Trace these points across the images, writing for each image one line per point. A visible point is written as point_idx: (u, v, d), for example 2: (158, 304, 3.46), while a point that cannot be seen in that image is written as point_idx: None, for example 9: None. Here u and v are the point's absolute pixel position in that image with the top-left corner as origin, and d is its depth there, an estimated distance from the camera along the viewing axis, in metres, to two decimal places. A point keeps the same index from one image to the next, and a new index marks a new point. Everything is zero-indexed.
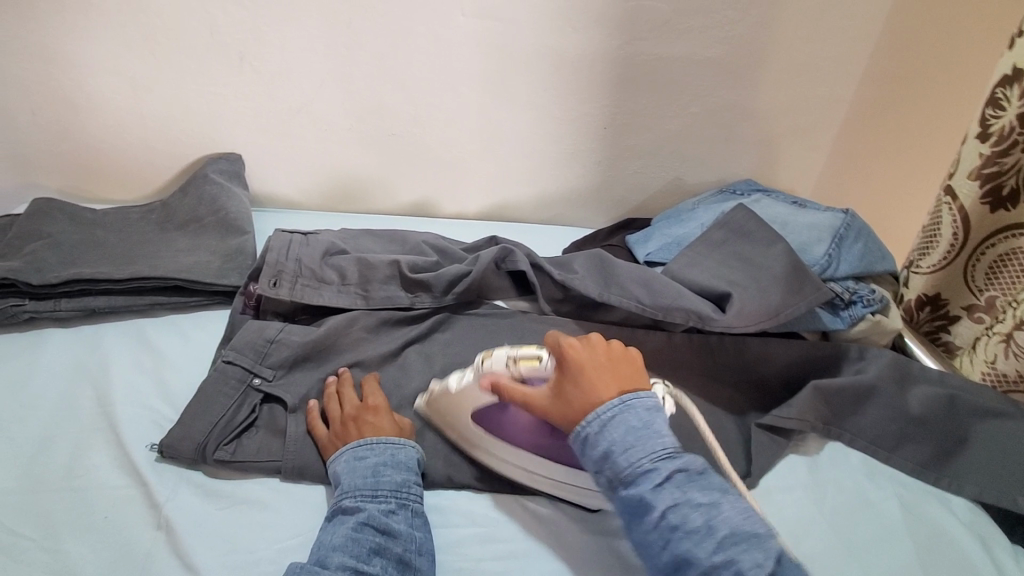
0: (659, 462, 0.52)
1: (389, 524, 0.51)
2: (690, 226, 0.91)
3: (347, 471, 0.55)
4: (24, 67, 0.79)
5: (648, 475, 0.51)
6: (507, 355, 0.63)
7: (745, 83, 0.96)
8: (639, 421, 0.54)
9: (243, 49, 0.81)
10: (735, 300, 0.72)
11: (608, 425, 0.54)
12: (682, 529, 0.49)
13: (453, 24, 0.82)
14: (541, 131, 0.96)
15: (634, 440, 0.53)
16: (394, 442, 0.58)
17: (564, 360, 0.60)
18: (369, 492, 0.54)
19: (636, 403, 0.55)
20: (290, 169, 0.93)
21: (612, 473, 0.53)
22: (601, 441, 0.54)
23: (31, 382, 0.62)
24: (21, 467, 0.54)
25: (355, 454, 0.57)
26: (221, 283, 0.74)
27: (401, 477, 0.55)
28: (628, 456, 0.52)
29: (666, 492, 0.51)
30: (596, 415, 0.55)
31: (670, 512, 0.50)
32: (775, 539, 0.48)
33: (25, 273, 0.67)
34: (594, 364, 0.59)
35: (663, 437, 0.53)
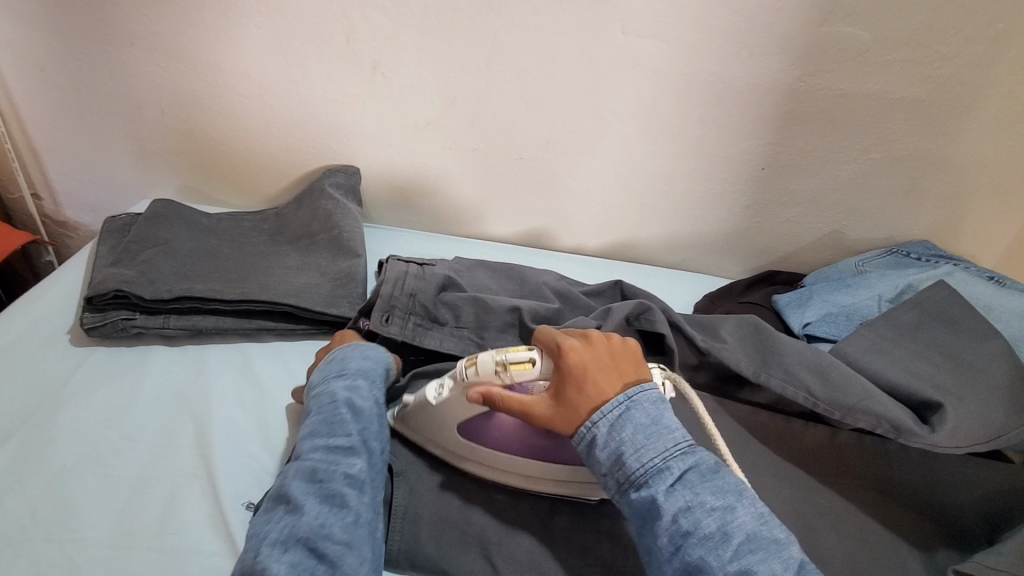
0: (672, 463, 0.46)
1: (354, 401, 0.54)
2: (862, 296, 0.77)
3: (320, 367, 0.59)
4: (160, 65, 0.77)
5: (661, 477, 0.45)
6: (494, 359, 0.53)
7: (951, 129, 0.78)
8: (649, 419, 0.48)
9: (376, 58, 0.74)
10: (950, 416, 0.57)
11: (617, 424, 0.48)
12: (695, 536, 0.43)
13: (609, 42, 0.72)
14: (685, 167, 0.83)
15: (645, 438, 0.47)
16: (364, 346, 0.62)
17: (563, 367, 0.52)
18: (336, 377, 0.57)
19: (645, 400, 0.49)
20: (407, 187, 0.87)
21: (622, 476, 0.47)
22: (610, 441, 0.48)
23: (134, 408, 0.57)
24: (114, 512, 0.49)
25: (324, 368, 0.59)
26: (330, 313, 0.68)
27: (366, 366, 0.59)
28: (639, 456, 0.46)
29: (678, 494, 0.45)
30: (602, 417, 0.49)
31: (684, 517, 0.43)
32: (796, 548, 0.43)
33: (138, 285, 0.63)
34: (597, 362, 0.52)
35: (676, 434, 0.47)
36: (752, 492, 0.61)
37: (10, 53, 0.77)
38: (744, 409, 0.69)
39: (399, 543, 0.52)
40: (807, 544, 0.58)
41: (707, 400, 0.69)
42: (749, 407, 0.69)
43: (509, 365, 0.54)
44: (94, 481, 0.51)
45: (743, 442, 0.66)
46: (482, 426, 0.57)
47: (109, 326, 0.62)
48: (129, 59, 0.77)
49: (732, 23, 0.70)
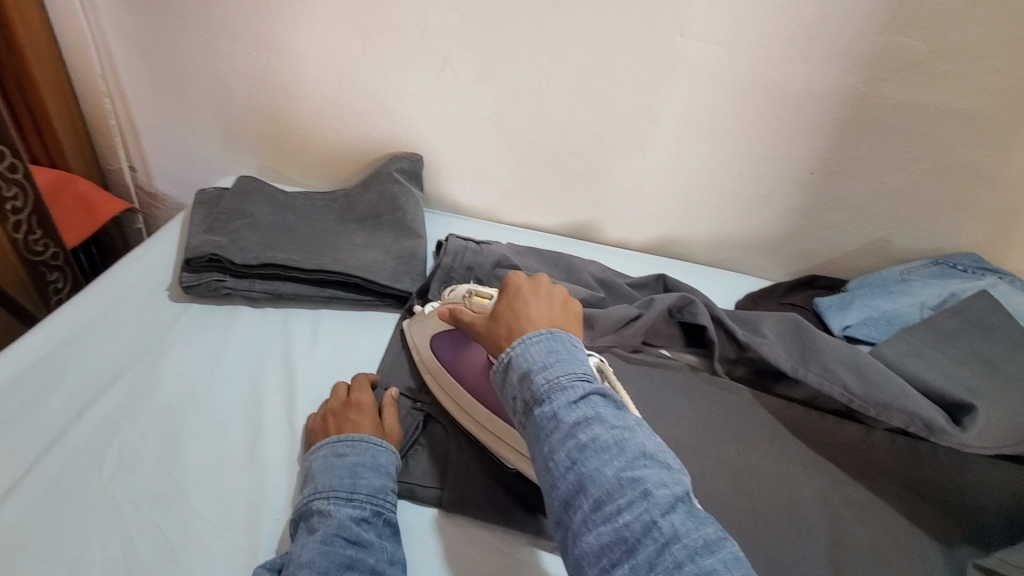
0: (576, 381, 0.47)
1: (362, 533, 0.48)
2: (904, 303, 0.78)
3: (323, 469, 0.52)
4: (251, 53, 0.85)
5: (565, 393, 0.46)
6: (465, 288, 0.62)
7: (1005, 143, 0.78)
8: (563, 347, 0.50)
9: (447, 53, 0.80)
10: (981, 416, 0.60)
11: (529, 347, 0.50)
12: (592, 447, 0.43)
13: (669, 45, 0.75)
14: (733, 168, 0.86)
15: (556, 362, 0.48)
16: (377, 443, 0.55)
17: (504, 288, 0.58)
18: (344, 495, 0.50)
19: (563, 334, 0.52)
20: (464, 176, 0.92)
21: (529, 395, 0.48)
22: (522, 361, 0.49)
23: (225, 359, 0.65)
24: (210, 444, 0.56)
25: (336, 451, 0.54)
26: (395, 287, 0.74)
27: (379, 482, 0.52)
28: (547, 374, 0.48)
29: (581, 410, 0.45)
30: (521, 340, 0.51)
31: (581, 428, 0.44)
32: (683, 476, 0.43)
33: (229, 251, 0.71)
34: (531, 291, 0.57)
35: (584, 363, 0.49)
36: (783, 477, 0.64)
37: (121, 38, 0.86)
38: (779, 402, 0.72)
39: (448, 494, 0.56)
40: (836, 530, 0.60)
41: (744, 392, 0.72)
42: (784, 401, 0.72)
43: (474, 296, 0.61)
44: (195, 416, 0.58)
45: (777, 433, 0.69)
46: (456, 355, 0.63)
47: (203, 285, 0.70)
48: (225, 47, 0.84)
49: (791, 30, 0.72)
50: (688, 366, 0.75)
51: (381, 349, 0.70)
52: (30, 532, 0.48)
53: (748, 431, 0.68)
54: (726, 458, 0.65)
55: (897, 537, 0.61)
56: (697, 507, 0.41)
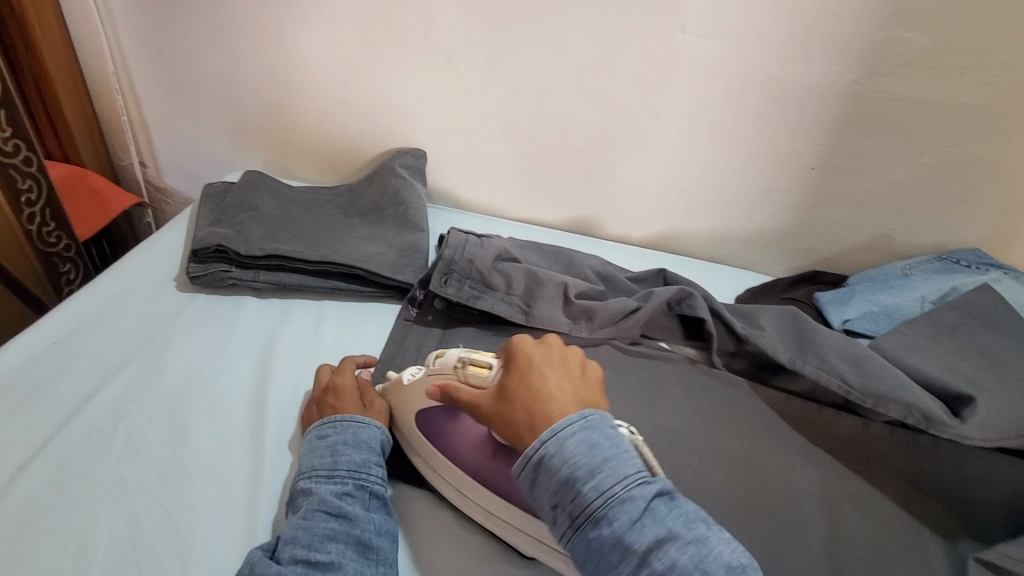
0: (631, 488, 0.45)
1: (345, 507, 0.49)
2: (904, 297, 0.78)
3: (307, 451, 0.54)
4: (259, 51, 0.86)
5: (622, 506, 0.44)
6: (458, 354, 0.58)
7: (1009, 137, 0.78)
8: (604, 440, 0.48)
9: (451, 50, 0.81)
10: (980, 409, 0.60)
11: (569, 448, 0.47)
12: (670, 574, 0.42)
13: (669, 41, 0.76)
14: (734, 163, 0.86)
15: (602, 465, 0.46)
16: (357, 420, 0.57)
17: (511, 357, 0.55)
18: (326, 472, 0.52)
19: (600, 422, 0.49)
20: (467, 171, 0.94)
21: (579, 510, 0.45)
22: (565, 468, 0.46)
23: (230, 347, 0.66)
24: (213, 428, 0.58)
25: (318, 433, 0.55)
26: (396, 278, 0.75)
27: (361, 457, 0.54)
28: (596, 484, 0.45)
29: (645, 526, 0.44)
30: (552, 433, 0.48)
31: (651, 550, 0.43)
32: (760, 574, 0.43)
33: (235, 242, 0.72)
34: (544, 359, 0.54)
35: (631, 457, 0.47)
36: (779, 468, 0.64)
37: (133, 36, 0.89)
38: (778, 395, 0.72)
39: (446, 482, 0.57)
40: (832, 521, 0.60)
41: (742, 384, 0.73)
42: (782, 394, 0.72)
43: (469, 365, 0.57)
44: (200, 401, 0.60)
45: (774, 425, 0.69)
46: (444, 424, 0.59)
47: (209, 276, 0.72)
48: (233, 44, 0.86)
49: (790, 25, 0.73)
50: (686, 358, 0.75)
51: (382, 339, 0.71)
52: (39, 507, 0.50)
53: (745, 423, 0.69)
54: (722, 449, 0.65)
55: (893, 529, 0.61)
56: None
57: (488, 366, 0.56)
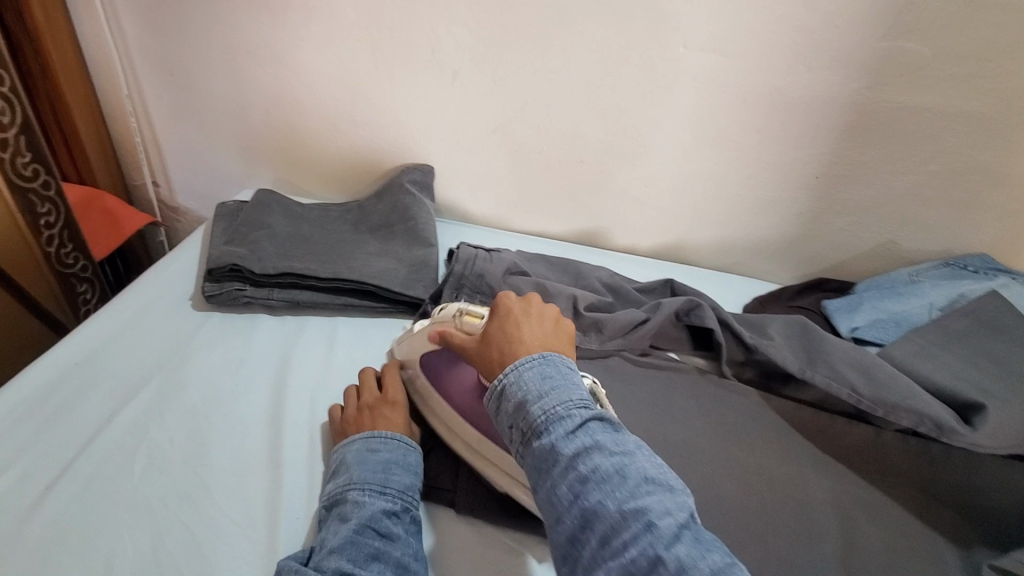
0: (573, 409, 0.47)
1: (390, 527, 0.50)
2: (913, 304, 0.79)
3: (358, 462, 0.55)
4: (269, 71, 0.88)
5: (562, 422, 0.46)
6: (456, 306, 0.63)
7: (1012, 143, 0.78)
8: (557, 373, 0.50)
9: (457, 67, 0.83)
10: (991, 416, 0.60)
11: (523, 376, 0.50)
12: (592, 478, 0.43)
13: (672, 55, 0.77)
14: (739, 173, 0.87)
15: (549, 390, 0.49)
16: (407, 443, 0.58)
17: (494, 310, 0.59)
18: (377, 487, 0.52)
19: (556, 359, 0.52)
20: (474, 185, 0.95)
21: (526, 426, 0.48)
22: (517, 391, 0.50)
23: (246, 365, 0.67)
24: (233, 447, 0.59)
25: (370, 445, 0.56)
26: (407, 294, 0.76)
27: (407, 479, 0.55)
28: (542, 404, 0.48)
29: (578, 438, 0.45)
30: (513, 367, 0.51)
31: (580, 460, 0.44)
32: (690, 498, 0.43)
33: (249, 261, 0.74)
34: (522, 311, 0.58)
35: (580, 389, 0.50)
36: (792, 478, 0.64)
37: (147, 60, 0.91)
38: (788, 403, 0.72)
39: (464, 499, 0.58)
40: (847, 531, 0.60)
41: (753, 394, 0.73)
42: (793, 403, 0.72)
43: (465, 315, 0.62)
44: (218, 419, 0.61)
45: (786, 433, 0.69)
46: (445, 372, 0.66)
47: (224, 294, 0.73)
48: (245, 66, 0.88)
49: (791, 38, 0.74)
50: (696, 369, 0.76)
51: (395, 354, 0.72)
52: (66, 528, 0.51)
53: (757, 432, 0.69)
54: (735, 459, 0.66)
55: (908, 538, 0.61)
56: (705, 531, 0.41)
57: (482, 318, 0.61)
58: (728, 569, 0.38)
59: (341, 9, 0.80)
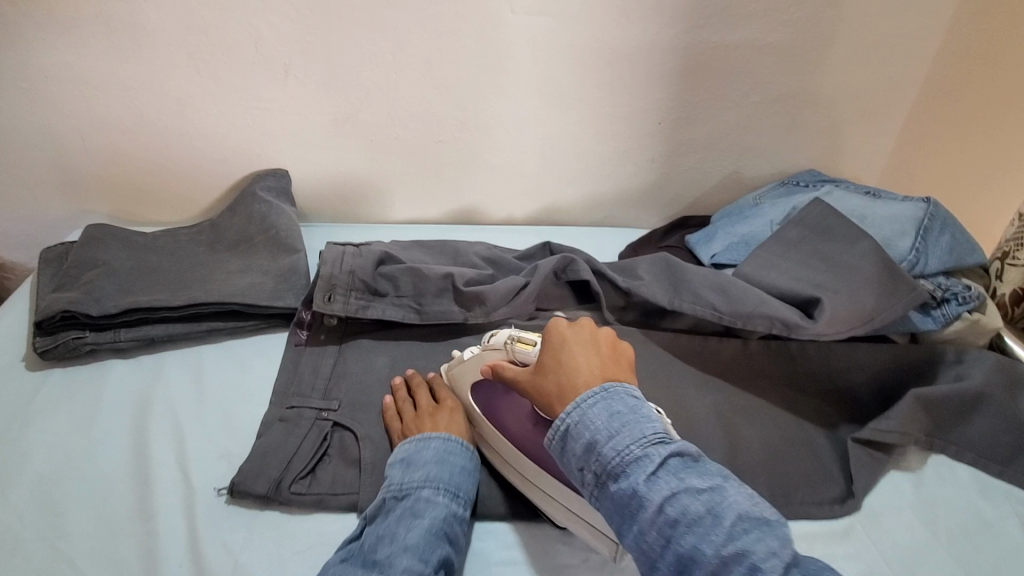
0: (650, 446, 0.46)
1: (455, 532, 0.51)
2: (756, 225, 0.86)
3: (435, 461, 0.55)
4: (74, 93, 0.79)
5: (640, 463, 0.45)
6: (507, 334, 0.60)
7: (814, 67, 0.88)
8: (624, 407, 0.48)
9: (288, 61, 0.78)
10: (827, 306, 0.67)
11: (589, 415, 0.48)
12: (682, 521, 0.42)
13: (503, 22, 0.78)
14: (590, 130, 0.90)
15: (619, 426, 0.47)
16: (473, 455, 0.59)
17: (547, 337, 0.56)
18: (452, 490, 0.54)
19: (619, 390, 0.50)
20: (335, 182, 0.91)
21: (600, 468, 0.46)
22: (584, 431, 0.48)
23: (99, 419, 0.61)
24: (96, 509, 0.53)
25: (446, 449, 0.57)
26: (277, 305, 0.71)
27: (471, 487, 0.56)
28: (615, 443, 0.46)
29: (661, 479, 0.44)
30: (575, 405, 0.49)
31: (667, 502, 0.43)
32: (787, 527, 0.42)
33: (84, 304, 0.67)
34: (579, 339, 0.55)
35: (652, 420, 0.47)
36: (676, 403, 0.69)
37: None
38: (667, 334, 0.76)
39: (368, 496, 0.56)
40: (728, 438, 0.66)
41: (636, 333, 0.77)
42: (671, 333, 0.77)
43: (516, 343, 0.59)
44: (73, 484, 0.55)
45: (668, 362, 0.74)
46: (500, 398, 0.62)
47: (61, 347, 0.65)
48: (41, 90, 0.78)
49: None
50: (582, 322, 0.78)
51: (273, 371, 0.68)
52: None
53: (642, 367, 0.73)
54: None
55: (781, 432, 0.67)
56: (815, 568, 0.39)
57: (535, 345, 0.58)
58: None
59: (141, 13, 0.73)
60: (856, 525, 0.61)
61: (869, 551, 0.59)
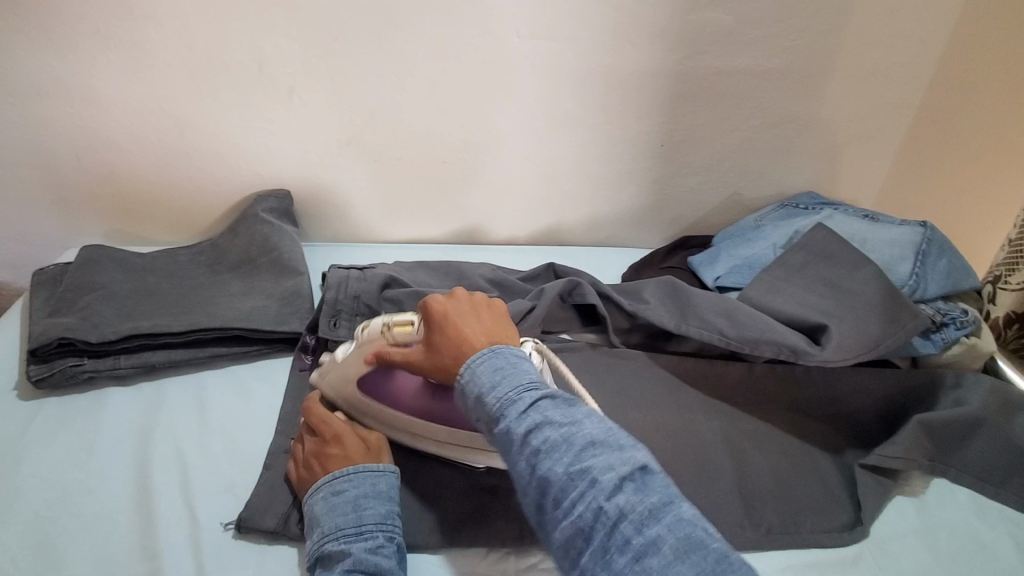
0: (524, 390, 0.46)
1: (379, 564, 0.48)
2: (760, 247, 0.87)
3: (327, 511, 0.52)
4: (71, 112, 0.77)
5: (514, 404, 0.45)
6: (381, 321, 0.60)
7: (810, 94, 0.90)
8: (506, 361, 0.49)
9: (292, 82, 0.78)
10: (834, 333, 0.69)
11: (476, 370, 0.49)
12: (543, 451, 0.42)
13: (509, 46, 0.79)
14: (593, 152, 0.91)
15: (500, 375, 0.48)
16: (373, 470, 0.55)
17: (428, 315, 0.56)
18: (352, 531, 0.50)
19: (506, 350, 0.51)
20: (337, 201, 0.90)
21: (484, 414, 0.47)
22: (471, 386, 0.49)
23: (98, 450, 0.59)
24: (97, 546, 0.52)
25: (334, 488, 0.53)
26: (281, 329, 0.70)
27: (382, 507, 0.52)
28: (494, 391, 0.47)
29: (530, 416, 0.44)
30: (467, 365, 0.50)
31: (532, 435, 0.43)
32: (641, 452, 0.42)
33: (82, 330, 0.65)
34: (459, 309, 0.56)
35: (530, 370, 0.48)
36: (683, 428, 0.69)
37: None
38: (672, 357, 0.76)
39: None
40: (737, 463, 0.66)
41: (641, 356, 0.77)
42: (677, 356, 0.77)
43: (393, 328, 0.59)
44: (73, 521, 0.53)
45: (674, 386, 0.74)
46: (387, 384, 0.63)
47: (57, 374, 0.64)
48: (38, 109, 0.76)
49: (614, 18, 0.78)
50: (589, 345, 0.78)
51: (277, 398, 0.67)
52: None
53: (648, 391, 0.73)
54: (635, 422, 0.69)
55: (788, 456, 0.68)
56: (658, 483, 0.40)
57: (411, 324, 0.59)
58: (666, 511, 0.38)
59: (145, 34, 0.72)
60: (863, 551, 0.61)
61: None
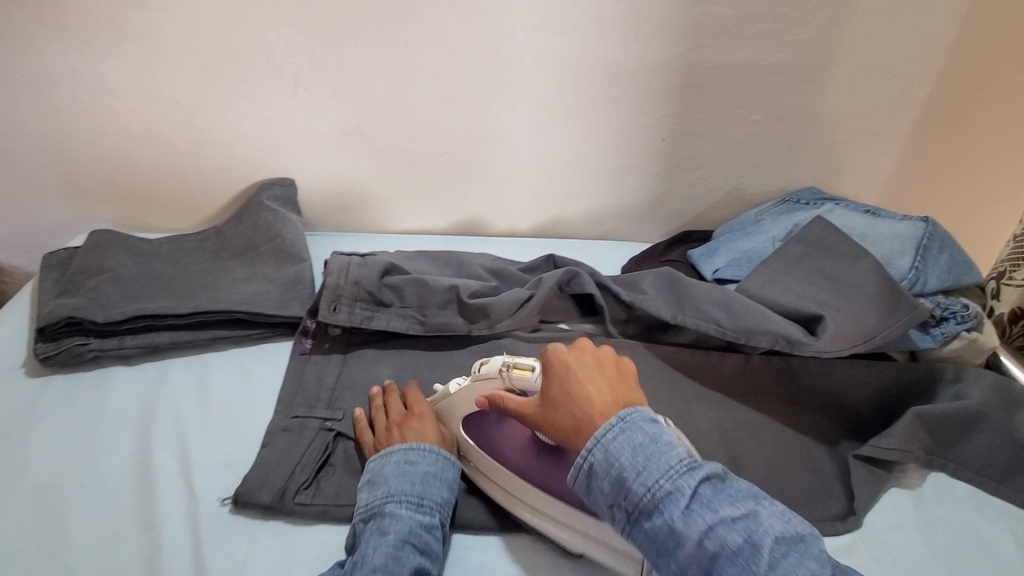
0: (679, 478, 0.45)
1: (429, 545, 0.50)
2: (759, 240, 0.87)
3: (397, 474, 0.54)
4: (83, 101, 0.79)
5: (674, 498, 0.44)
6: (502, 361, 0.58)
7: (813, 89, 0.90)
8: (644, 436, 0.47)
9: (297, 73, 0.79)
10: (830, 324, 0.69)
11: (611, 448, 0.47)
12: (722, 554, 0.41)
13: (511, 39, 0.80)
14: (594, 145, 0.91)
15: (645, 459, 0.46)
16: (445, 456, 0.57)
17: (548, 367, 0.54)
18: (415, 503, 0.52)
19: (635, 416, 0.49)
20: (340, 191, 0.91)
21: (630, 504, 0.46)
22: (610, 469, 0.47)
23: (102, 426, 0.61)
24: (98, 517, 0.53)
25: (408, 458, 0.55)
26: (282, 314, 0.71)
27: (443, 493, 0.55)
28: (643, 478, 0.45)
29: (698, 513, 0.43)
30: (596, 441, 0.48)
31: (707, 536, 0.42)
32: (821, 544, 0.42)
33: (90, 311, 0.67)
34: (580, 363, 0.54)
35: (673, 446, 0.47)
36: (678, 417, 0.70)
37: None
38: (670, 348, 0.77)
39: None
40: (731, 452, 0.67)
41: (638, 346, 0.77)
42: (674, 347, 0.77)
43: (512, 370, 0.56)
44: (76, 493, 0.55)
45: (670, 376, 0.74)
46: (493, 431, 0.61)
47: (65, 353, 0.65)
48: (51, 97, 0.78)
49: (616, 11, 0.79)
50: (586, 335, 0.78)
51: (277, 381, 0.68)
52: None
53: (644, 380, 0.73)
54: None
55: (783, 447, 0.68)
56: None
57: (532, 370, 0.56)
58: None
59: (156, 24, 0.74)
60: (856, 542, 0.61)
61: (869, 568, 0.59)
